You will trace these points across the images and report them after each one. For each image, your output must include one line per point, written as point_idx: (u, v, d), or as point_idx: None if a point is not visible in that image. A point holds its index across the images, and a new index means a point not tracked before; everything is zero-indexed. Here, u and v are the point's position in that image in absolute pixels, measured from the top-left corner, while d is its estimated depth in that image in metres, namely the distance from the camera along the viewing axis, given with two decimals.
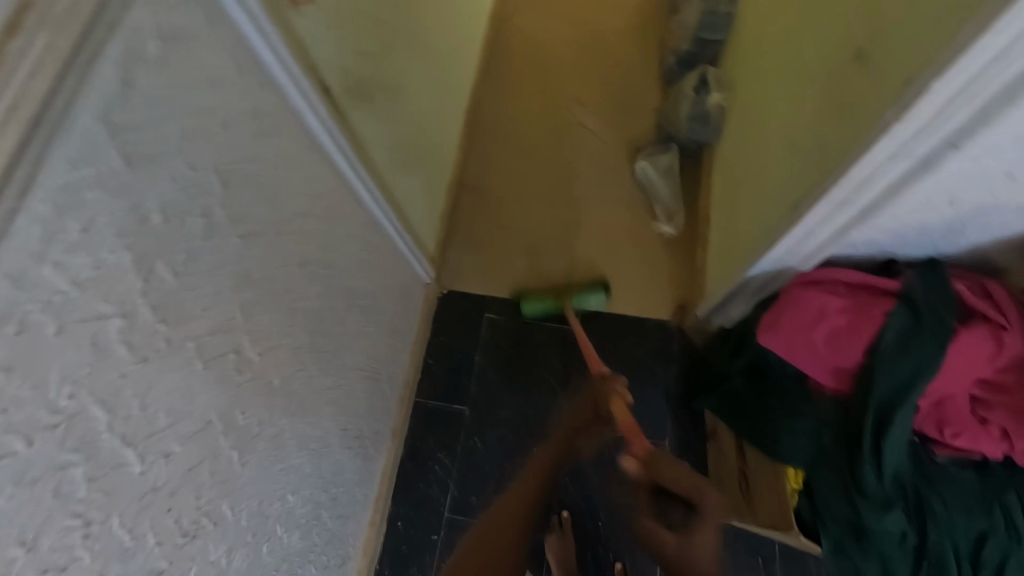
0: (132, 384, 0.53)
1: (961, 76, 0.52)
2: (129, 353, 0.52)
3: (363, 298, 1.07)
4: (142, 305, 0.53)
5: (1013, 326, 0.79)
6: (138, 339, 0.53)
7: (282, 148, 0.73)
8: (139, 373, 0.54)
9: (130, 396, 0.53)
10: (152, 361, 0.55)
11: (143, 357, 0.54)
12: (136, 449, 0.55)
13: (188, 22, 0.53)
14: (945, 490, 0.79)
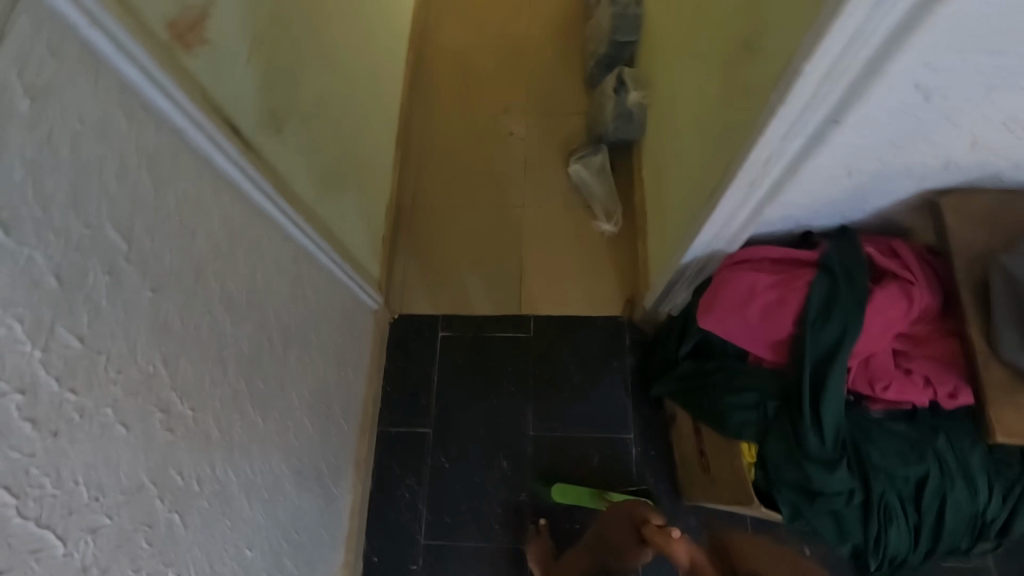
0: (53, 464, 0.51)
1: (824, 61, 0.57)
2: (45, 434, 0.50)
3: (302, 334, 1.04)
4: (55, 383, 0.51)
5: (919, 280, 0.84)
6: (55, 418, 0.51)
7: (189, 194, 0.70)
8: (61, 452, 0.52)
9: (51, 478, 0.51)
10: (77, 439, 0.53)
11: (66, 434, 0.52)
12: (65, 531, 0.53)
13: (67, 80, 0.51)
14: (879, 440, 0.84)
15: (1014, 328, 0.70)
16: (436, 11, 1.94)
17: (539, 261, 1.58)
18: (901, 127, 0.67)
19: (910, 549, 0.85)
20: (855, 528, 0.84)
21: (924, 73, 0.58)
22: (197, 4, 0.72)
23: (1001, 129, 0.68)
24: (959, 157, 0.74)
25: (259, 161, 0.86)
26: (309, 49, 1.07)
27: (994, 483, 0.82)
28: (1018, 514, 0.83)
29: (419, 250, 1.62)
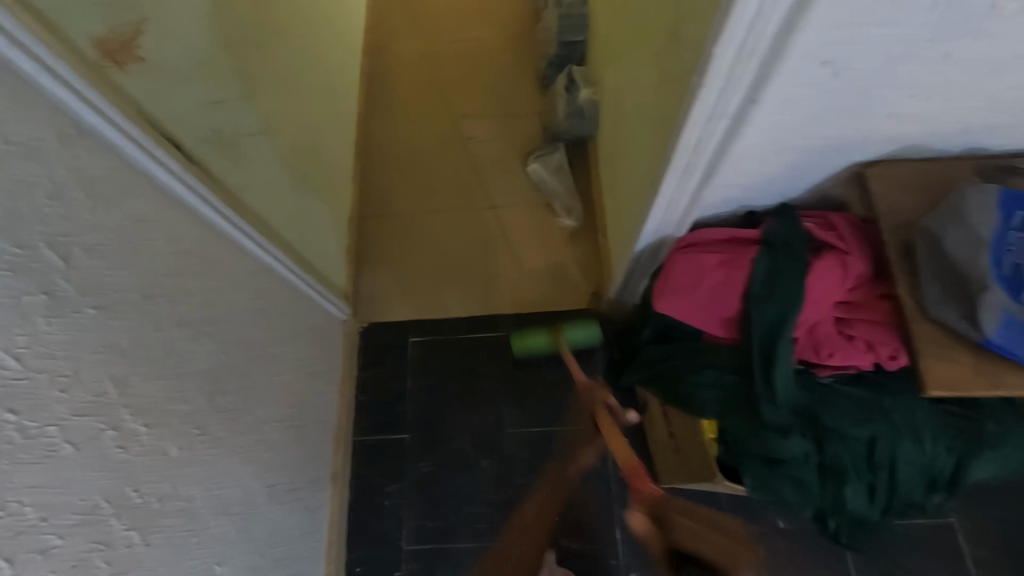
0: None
1: (732, 42, 0.60)
2: None
3: (266, 349, 1.04)
4: None
5: (853, 250, 0.87)
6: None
7: (131, 211, 0.70)
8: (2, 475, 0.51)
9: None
10: (19, 461, 0.53)
11: (5, 457, 0.52)
12: (11, 554, 0.52)
13: None
14: (833, 405, 0.86)
15: (937, 284, 0.74)
16: (388, 22, 1.96)
17: (505, 261, 1.60)
18: (817, 103, 0.71)
19: (868, 507, 0.89)
20: (814, 491, 0.88)
21: (827, 49, 0.62)
22: (127, 23, 0.73)
23: (911, 100, 0.72)
24: (877, 129, 0.78)
25: (205, 175, 0.86)
26: (254, 63, 1.08)
27: (942, 437, 0.86)
28: (965, 463, 0.87)
29: (385, 258, 1.63)
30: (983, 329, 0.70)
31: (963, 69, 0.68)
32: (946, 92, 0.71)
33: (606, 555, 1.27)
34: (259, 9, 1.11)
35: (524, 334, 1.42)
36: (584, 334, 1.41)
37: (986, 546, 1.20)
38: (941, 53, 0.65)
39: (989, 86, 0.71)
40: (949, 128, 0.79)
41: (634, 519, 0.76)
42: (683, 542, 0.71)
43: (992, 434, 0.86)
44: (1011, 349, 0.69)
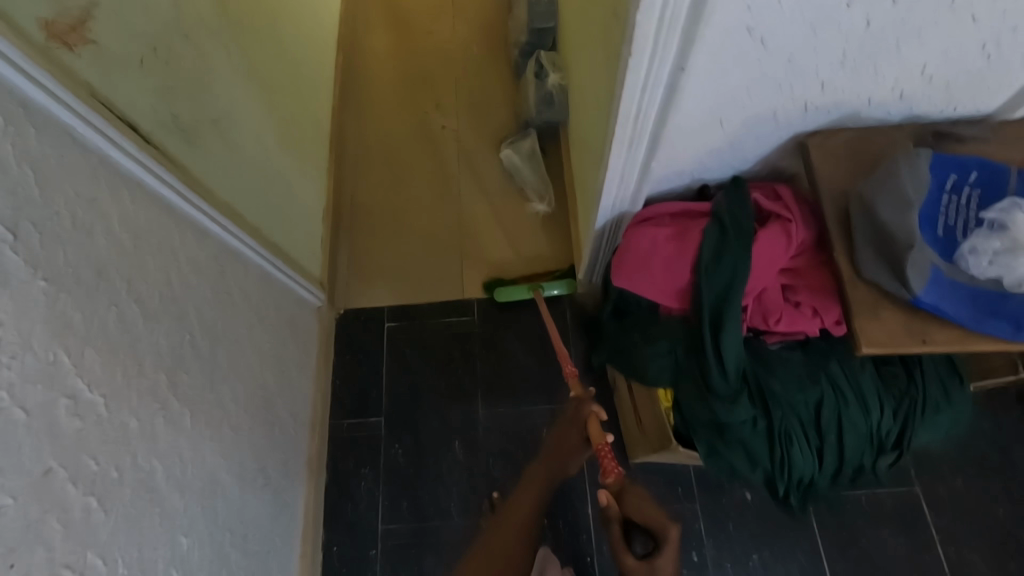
0: None
1: (653, 11, 0.62)
2: None
3: (232, 331, 1.06)
4: None
5: (796, 218, 0.90)
6: None
7: (83, 189, 0.72)
8: None
9: None
10: None
11: None
12: None
13: None
14: (778, 371, 0.89)
15: (871, 247, 0.76)
16: (362, 15, 1.98)
17: (479, 247, 1.62)
18: (748, 72, 0.73)
19: (817, 471, 0.91)
20: (764, 456, 0.90)
21: (748, 16, 0.64)
22: (77, 7, 0.75)
23: (841, 68, 0.75)
24: (814, 99, 0.81)
25: (163, 158, 0.88)
26: (215, 51, 1.09)
27: (884, 400, 0.89)
28: (909, 426, 0.90)
29: (361, 246, 1.65)
30: (911, 289, 0.72)
31: (886, 36, 0.70)
32: (873, 59, 0.73)
33: (578, 531, 1.28)
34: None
35: (508, 288, 1.50)
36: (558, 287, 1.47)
37: (948, 514, 1.23)
38: (861, 20, 0.67)
39: (914, 53, 0.73)
40: (883, 97, 0.81)
41: (602, 495, 0.85)
42: (633, 512, 0.84)
43: (932, 396, 0.89)
44: (938, 307, 0.72)
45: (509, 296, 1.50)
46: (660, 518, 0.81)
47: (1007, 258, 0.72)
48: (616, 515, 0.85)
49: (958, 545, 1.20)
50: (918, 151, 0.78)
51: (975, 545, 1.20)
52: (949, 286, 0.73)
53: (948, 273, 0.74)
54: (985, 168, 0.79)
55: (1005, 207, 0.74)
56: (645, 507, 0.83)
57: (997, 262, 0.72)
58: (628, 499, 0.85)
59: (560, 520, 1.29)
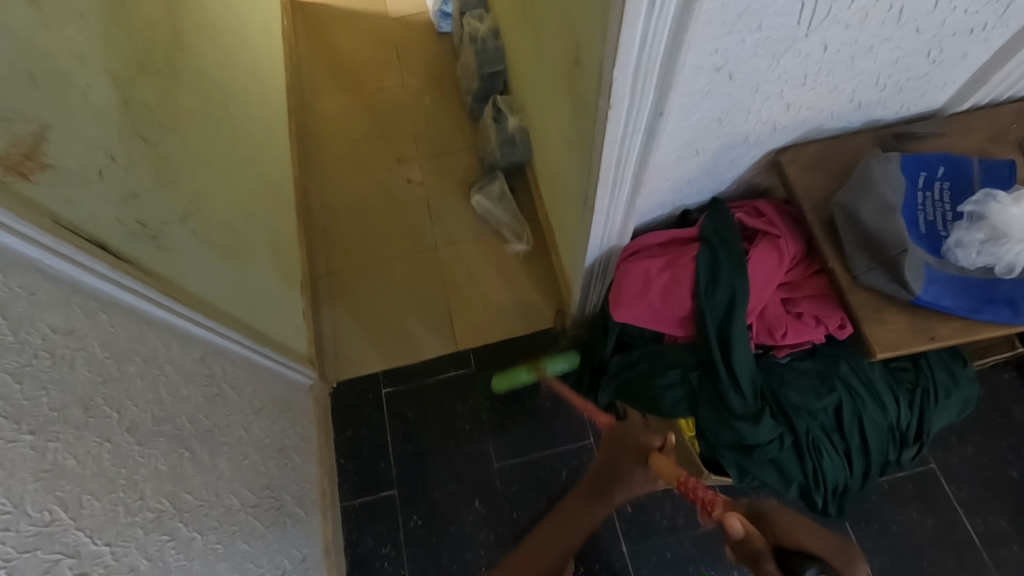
0: None
1: (629, 64, 0.63)
2: None
3: (229, 433, 1.00)
4: None
5: (784, 233, 0.93)
6: None
7: (63, 323, 0.66)
8: None
9: None
10: None
11: None
12: None
13: None
14: (792, 382, 0.92)
15: (862, 253, 0.81)
16: (310, 83, 1.98)
17: (464, 295, 1.60)
18: (718, 105, 0.76)
19: (847, 474, 0.93)
20: (793, 470, 0.92)
21: (714, 57, 0.67)
22: (28, 132, 0.70)
23: (803, 88, 0.79)
24: (778, 119, 0.84)
25: (139, 271, 0.83)
26: (171, 146, 1.06)
27: (897, 393, 0.93)
28: (925, 415, 0.94)
29: (344, 312, 1.61)
30: (911, 289, 0.77)
31: (842, 55, 0.73)
32: (832, 76, 0.77)
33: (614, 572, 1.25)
34: (168, 92, 1.09)
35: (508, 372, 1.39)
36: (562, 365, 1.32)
37: (967, 484, 1.25)
38: (820, 45, 0.70)
39: (867, 67, 0.77)
40: (843, 108, 0.86)
41: (731, 515, 0.70)
42: (781, 532, 0.67)
43: (939, 383, 0.95)
44: (938, 303, 0.77)
45: (507, 378, 1.39)
46: (834, 544, 0.62)
47: (992, 247, 0.76)
48: (759, 535, 0.68)
49: (982, 514, 1.23)
50: (888, 155, 0.84)
51: (998, 511, 1.23)
52: (943, 280, 0.78)
53: (939, 267, 0.79)
54: (950, 164, 0.85)
55: (980, 200, 0.80)
56: (796, 524, 0.67)
57: (984, 252, 0.77)
58: (764, 519, 0.70)
59: (595, 562, 1.25)
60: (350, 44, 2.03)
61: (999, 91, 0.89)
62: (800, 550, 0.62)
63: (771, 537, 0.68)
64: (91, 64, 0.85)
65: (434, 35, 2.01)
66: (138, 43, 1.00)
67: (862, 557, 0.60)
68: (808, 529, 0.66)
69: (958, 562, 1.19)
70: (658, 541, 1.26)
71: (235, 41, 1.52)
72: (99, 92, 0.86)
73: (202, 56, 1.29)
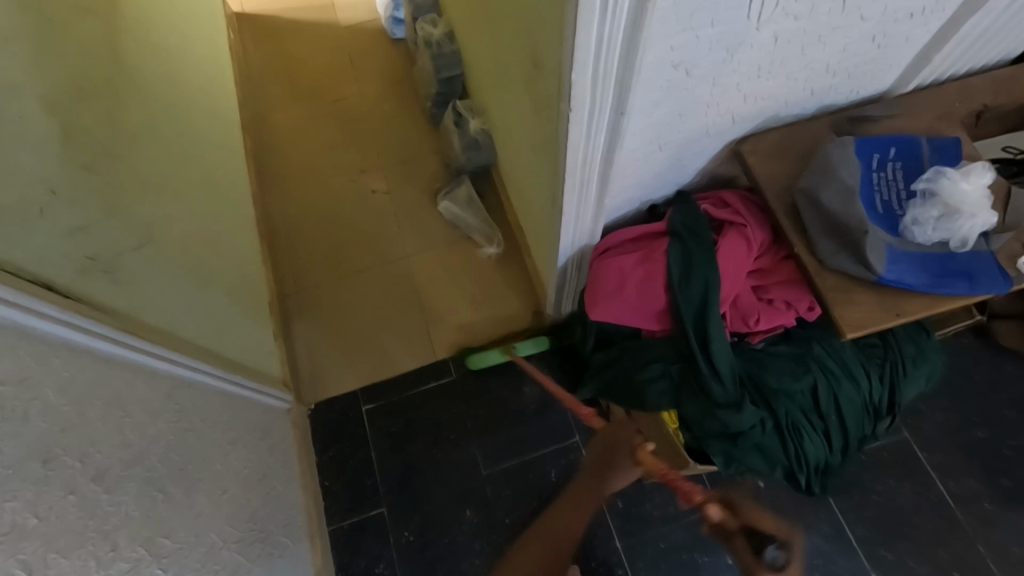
0: None
1: (587, 65, 0.62)
2: None
3: (205, 468, 0.96)
4: None
5: (750, 221, 0.95)
6: None
7: (11, 372, 0.61)
8: None
9: None
10: None
11: None
12: None
13: None
14: (770, 368, 0.94)
15: (827, 237, 0.84)
16: (263, 97, 1.92)
17: (439, 303, 1.58)
18: (678, 100, 0.77)
19: (828, 452, 0.97)
20: (778, 453, 0.95)
21: (671, 54, 0.67)
22: None
23: (759, 79, 0.80)
24: (736, 110, 0.86)
25: (94, 310, 0.79)
26: (119, 173, 1.00)
27: (868, 369, 0.97)
28: (896, 387, 0.98)
29: (317, 331, 1.57)
30: (875, 268, 0.80)
31: (793, 45, 0.75)
32: (785, 66, 0.79)
33: (610, 567, 1.25)
34: (111, 117, 1.04)
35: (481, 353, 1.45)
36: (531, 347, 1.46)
37: (939, 447, 1.30)
38: (771, 36, 0.72)
39: (817, 55, 0.79)
40: (798, 96, 0.88)
41: (707, 506, 0.69)
42: (752, 519, 0.67)
43: (907, 355, 0.98)
44: (902, 281, 0.80)
45: (483, 356, 1.44)
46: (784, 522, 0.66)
47: (947, 223, 0.79)
48: (733, 525, 0.67)
49: (955, 475, 1.28)
50: (842, 140, 0.87)
51: (968, 471, 1.28)
52: (904, 258, 0.81)
53: (899, 246, 0.82)
54: (902, 143, 0.88)
55: (931, 177, 0.83)
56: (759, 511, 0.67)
57: (940, 229, 0.80)
58: (740, 508, 0.69)
59: (592, 560, 1.26)
60: (301, 54, 1.98)
61: (942, 71, 0.93)
62: (763, 530, 0.66)
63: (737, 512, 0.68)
64: (22, 92, 0.80)
65: (387, 41, 1.98)
66: (73, 67, 0.95)
67: (796, 533, 0.64)
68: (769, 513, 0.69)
69: (936, 524, 1.24)
70: (653, 532, 1.27)
71: (178, 58, 1.46)
72: (34, 121, 0.81)
73: (145, 76, 1.23)
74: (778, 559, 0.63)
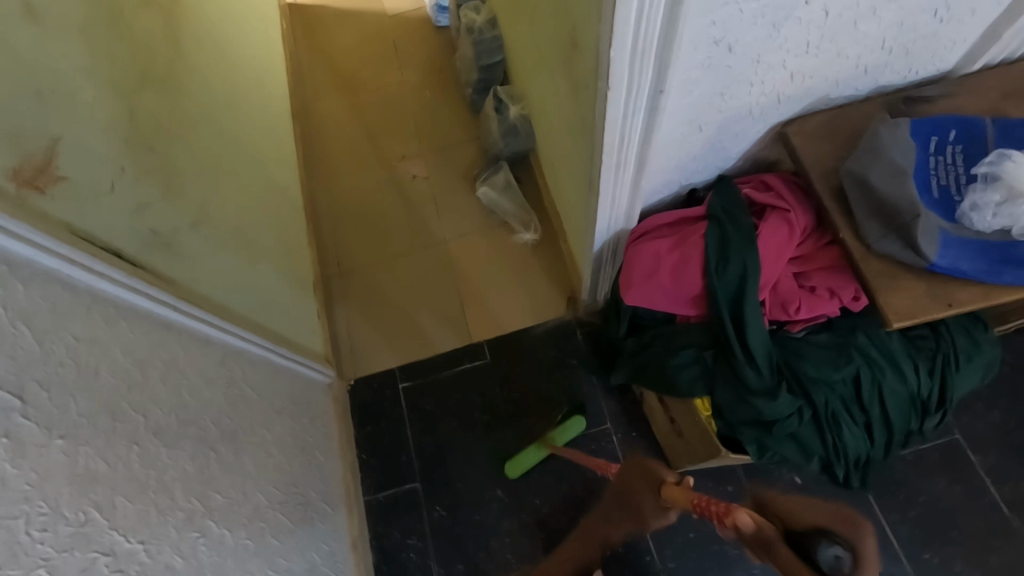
0: None
1: (624, 42, 0.62)
2: None
3: (252, 432, 1.02)
4: None
5: (793, 206, 0.93)
6: None
7: (83, 331, 0.67)
8: None
9: None
10: None
11: None
12: None
13: None
14: (810, 356, 0.92)
15: (875, 222, 0.81)
16: (311, 84, 1.99)
17: (474, 287, 1.61)
18: (720, 78, 0.75)
19: (869, 445, 0.94)
20: (814, 442, 0.93)
21: (713, 28, 0.66)
22: (39, 147, 0.70)
23: (806, 56, 0.77)
24: (783, 89, 0.83)
25: (158, 279, 0.85)
26: (180, 155, 1.07)
27: (917, 361, 0.94)
28: (947, 382, 0.95)
29: (357, 310, 1.62)
30: (927, 255, 0.77)
31: (845, 19, 0.72)
32: (835, 41, 0.76)
33: (638, 555, 1.25)
34: (173, 101, 1.10)
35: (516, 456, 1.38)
36: (572, 429, 1.38)
37: (995, 451, 1.23)
38: (820, 10, 0.69)
39: (870, 30, 0.76)
40: (849, 75, 0.85)
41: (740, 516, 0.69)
42: (779, 514, 0.67)
43: (962, 348, 0.94)
44: (955, 267, 0.77)
45: (518, 463, 1.36)
46: (838, 514, 0.61)
47: (1009, 208, 0.76)
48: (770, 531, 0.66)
49: (1010, 481, 1.21)
50: (896, 121, 0.84)
51: None
52: (958, 244, 0.78)
53: (955, 233, 0.79)
54: (961, 125, 0.84)
55: (995, 160, 0.79)
56: (809, 507, 0.63)
57: (1001, 214, 0.76)
58: (768, 506, 0.69)
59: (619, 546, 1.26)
60: (348, 44, 2.03)
61: (1011, 48, 0.87)
62: (815, 527, 0.61)
63: (775, 522, 0.67)
64: (94, 76, 0.86)
65: (430, 28, 2.01)
66: (141, 53, 1.02)
67: (866, 522, 0.59)
68: (822, 509, 0.63)
69: (988, 530, 1.18)
70: (682, 521, 1.26)
71: (235, 46, 1.53)
72: (106, 102, 0.87)
73: (205, 65, 1.30)
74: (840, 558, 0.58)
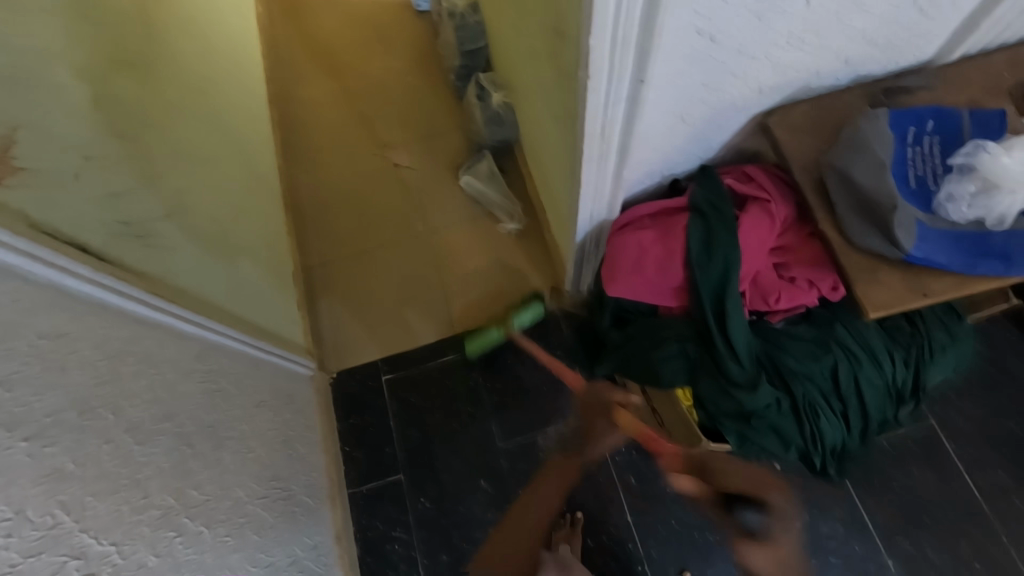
0: None
1: (605, 30, 0.61)
2: None
3: (232, 428, 1.00)
4: None
5: (774, 197, 0.93)
6: None
7: (49, 328, 0.64)
8: None
9: None
10: None
11: None
12: None
13: None
14: (789, 348, 0.93)
15: (854, 214, 0.82)
16: (291, 69, 1.93)
17: (458, 277, 1.60)
18: (703, 69, 0.74)
19: (846, 434, 0.96)
20: (793, 433, 0.94)
21: (696, 18, 0.65)
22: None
23: (790, 47, 0.77)
24: (766, 80, 0.83)
25: (129, 272, 0.82)
26: (152, 143, 1.03)
27: (893, 352, 0.95)
28: (922, 372, 0.96)
29: (340, 301, 1.60)
30: (904, 247, 0.78)
31: (828, 9, 0.72)
32: (818, 32, 0.75)
33: (621, 543, 1.27)
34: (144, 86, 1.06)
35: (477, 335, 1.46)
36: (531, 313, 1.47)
37: (967, 438, 1.27)
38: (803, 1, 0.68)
39: (854, 20, 0.75)
40: (831, 65, 0.85)
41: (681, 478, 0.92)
42: (722, 484, 0.86)
43: (937, 338, 0.96)
44: (932, 259, 0.78)
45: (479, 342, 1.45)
46: (758, 485, 0.82)
47: (984, 199, 0.77)
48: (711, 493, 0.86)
49: (981, 467, 1.24)
50: (877, 113, 0.84)
51: (996, 462, 1.25)
52: (935, 237, 0.79)
53: (931, 224, 0.80)
54: (939, 117, 0.85)
55: (971, 151, 0.80)
56: (739, 475, 0.85)
57: (976, 205, 0.78)
58: (721, 478, 0.86)
59: (603, 534, 1.27)
60: (328, 28, 1.98)
61: (990, 39, 0.87)
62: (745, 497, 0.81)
63: (715, 485, 0.87)
64: (58, 59, 0.82)
65: (413, 12, 1.97)
66: (108, 36, 0.97)
67: (785, 492, 0.81)
68: (750, 480, 0.84)
69: (958, 514, 1.21)
70: (664, 509, 1.28)
71: (209, 28, 1.47)
72: (71, 87, 0.84)
73: (177, 47, 1.25)
74: (757, 520, 0.78)
